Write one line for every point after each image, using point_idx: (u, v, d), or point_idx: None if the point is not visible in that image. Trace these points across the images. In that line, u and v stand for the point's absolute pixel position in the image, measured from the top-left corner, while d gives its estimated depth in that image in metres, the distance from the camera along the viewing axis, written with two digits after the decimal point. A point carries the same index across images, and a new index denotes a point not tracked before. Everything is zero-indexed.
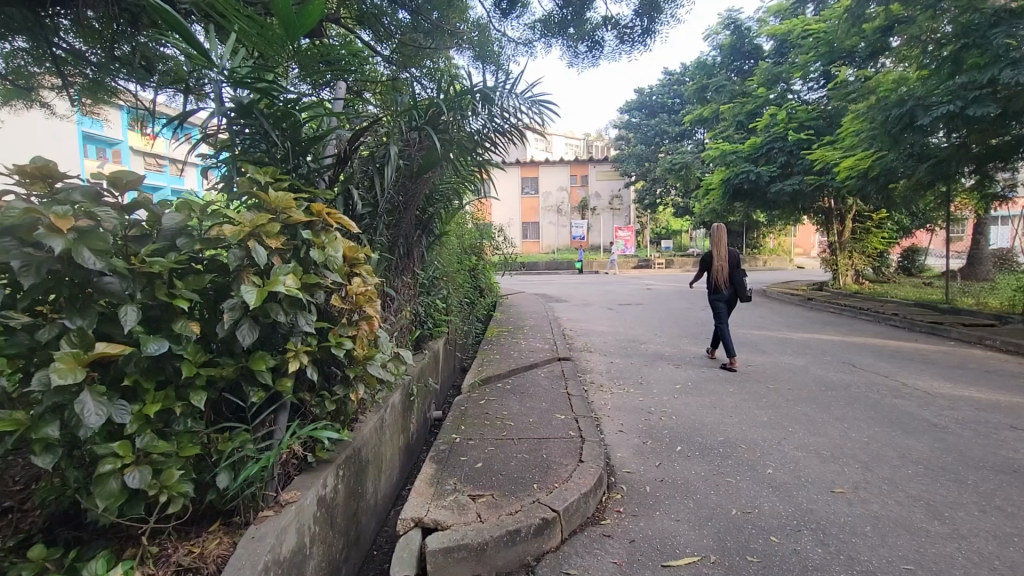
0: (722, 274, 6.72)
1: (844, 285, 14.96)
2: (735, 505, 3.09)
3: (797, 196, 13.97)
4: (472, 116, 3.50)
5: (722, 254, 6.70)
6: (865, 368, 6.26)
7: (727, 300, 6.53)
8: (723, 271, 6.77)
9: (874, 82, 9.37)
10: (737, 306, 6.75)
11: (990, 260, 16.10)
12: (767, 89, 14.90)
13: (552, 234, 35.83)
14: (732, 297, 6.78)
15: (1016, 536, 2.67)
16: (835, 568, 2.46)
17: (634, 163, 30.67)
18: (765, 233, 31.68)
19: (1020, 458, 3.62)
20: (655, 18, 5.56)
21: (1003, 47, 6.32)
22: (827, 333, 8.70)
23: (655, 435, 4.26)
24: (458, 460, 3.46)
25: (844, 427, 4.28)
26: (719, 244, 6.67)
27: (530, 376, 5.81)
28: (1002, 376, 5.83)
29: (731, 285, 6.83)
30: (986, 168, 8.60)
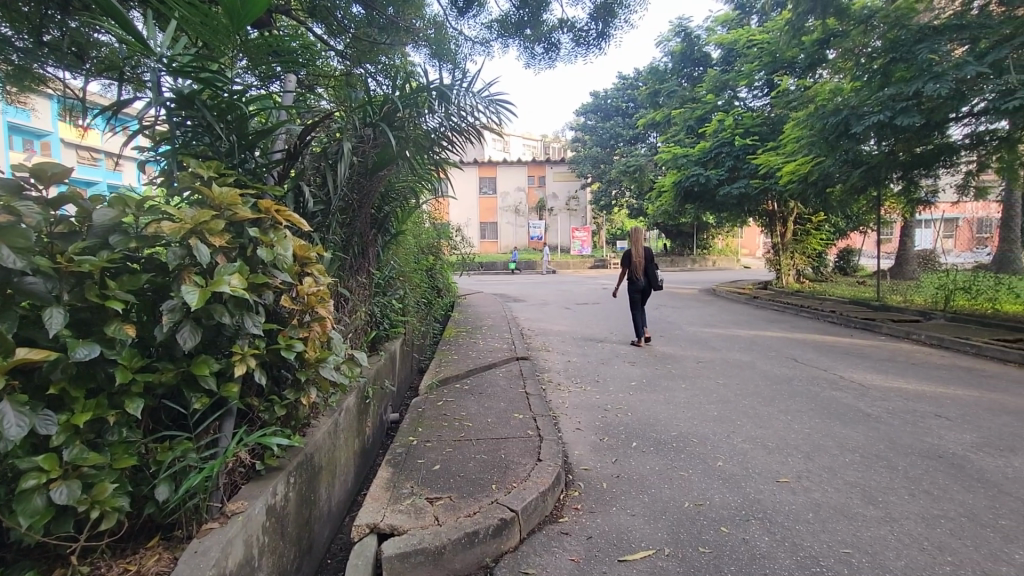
0: (638, 268, 7.66)
1: (786, 284, 15.70)
2: (688, 497, 3.19)
3: (743, 199, 14.57)
4: (428, 114, 3.45)
5: (639, 251, 7.54)
6: (806, 363, 6.60)
7: (642, 293, 7.52)
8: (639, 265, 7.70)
9: (813, 92, 9.90)
10: (650, 296, 7.77)
11: (915, 260, 17.36)
12: (715, 95, 15.50)
13: (510, 234, 35.92)
14: (646, 287, 7.77)
15: (941, 518, 2.88)
16: (781, 554, 2.58)
17: (590, 164, 31.18)
18: (714, 235, 32.86)
19: (943, 445, 3.91)
20: (610, 23, 5.65)
21: (927, 62, 6.80)
22: (772, 330, 9.12)
23: (611, 431, 4.35)
24: (414, 463, 3.40)
25: (788, 419, 4.50)
26: (637, 243, 7.53)
27: (487, 376, 5.80)
28: (928, 368, 6.27)
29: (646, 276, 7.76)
30: (912, 176, 9.23)
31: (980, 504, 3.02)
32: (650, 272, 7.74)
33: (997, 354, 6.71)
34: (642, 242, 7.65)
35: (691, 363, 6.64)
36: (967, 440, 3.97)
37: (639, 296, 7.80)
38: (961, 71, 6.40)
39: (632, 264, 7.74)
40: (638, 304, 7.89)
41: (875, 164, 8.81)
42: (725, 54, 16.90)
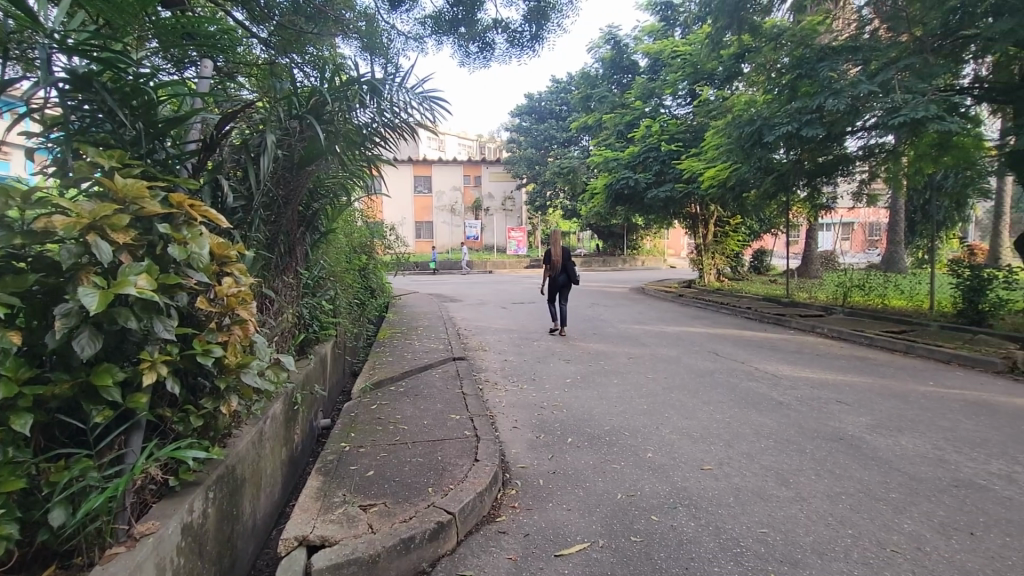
0: (558, 264, 8.40)
1: (708, 282, 16.64)
2: (621, 488, 3.30)
3: (669, 202, 15.30)
4: (360, 108, 3.34)
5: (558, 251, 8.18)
6: (726, 356, 7.04)
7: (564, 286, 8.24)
8: (558, 262, 8.46)
9: (731, 102, 10.58)
10: (570, 289, 8.52)
11: (818, 260, 18.99)
12: (643, 102, 16.19)
13: (445, 234, 35.56)
14: (566, 282, 8.53)
15: (843, 494, 3.17)
16: (706, 538, 2.73)
17: (525, 165, 31.51)
18: (642, 236, 34.25)
19: (844, 427, 4.30)
20: (543, 26, 5.74)
21: (828, 79, 7.46)
22: (696, 326, 9.64)
23: (547, 428, 4.42)
24: (347, 470, 3.28)
25: (710, 410, 4.78)
26: (555, 240, 8.28)
27: (423, 377, 5.71)
28: (830, 358, 6.89)
29: (566, 272, 8.48)
30: (816, 182, 10.08)
31: (874, 480, 3.36)
32: (568, 267, 8.53)
33: (886, 344, 7.49)
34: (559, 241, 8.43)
35: (623, 359, 6.88)
36: (863, 422, 4.40)
37: (560, 290, 8.53)
38: (856, 89, 7.05)
39: (552, 261, 8.48)
40: (560, 298, 8.61)
41: (784, 171, 9.53)
42: (652, 63, 17.62)
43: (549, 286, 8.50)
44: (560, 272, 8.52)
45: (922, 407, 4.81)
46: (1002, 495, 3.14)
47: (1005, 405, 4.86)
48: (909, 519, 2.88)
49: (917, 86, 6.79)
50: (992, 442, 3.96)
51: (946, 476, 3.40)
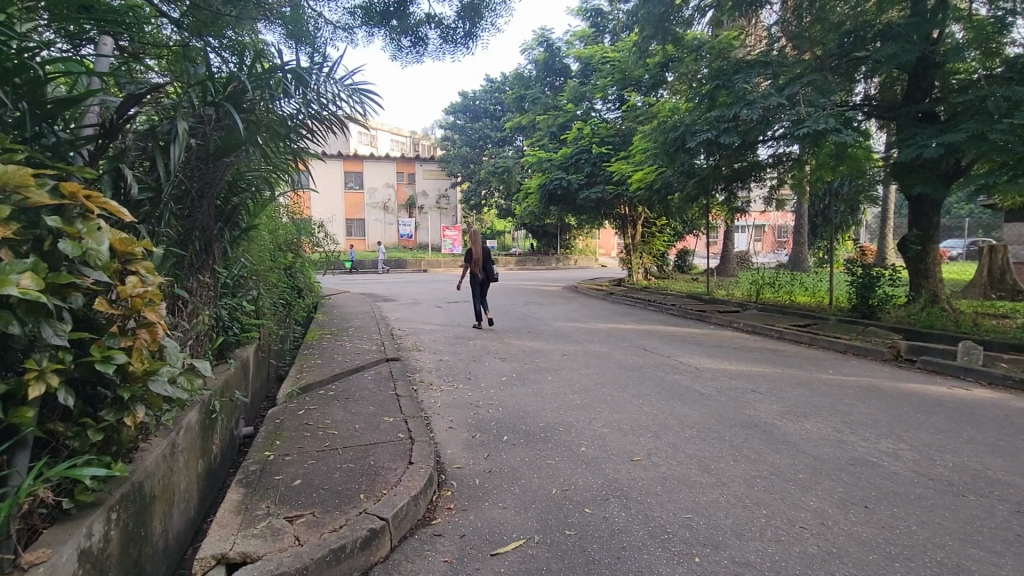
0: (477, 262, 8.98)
1: (636, 281, 17.29)
2: (555, 484, 3.36)
3: (600, 203, 15.76)
4: (284, 98, 3.18)
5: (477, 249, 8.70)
6: (653, 351, 7.36)
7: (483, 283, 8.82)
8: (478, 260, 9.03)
9: (657, 109, 11.08)
10: (489, 286, 9.13)
11: (734, 259, 20.35)
12: (575, 105, 16.63)
13: (377, 231, 34.56)
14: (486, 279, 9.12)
15: (758, 477, 3.41)
16: (636, 527, 2.84)
17: (460, 164, 31.30)
18: (575, 236, 35.08)
19: (757, 415, 4.64)
20: (477, 24, 5.72)
21: (743, 90, 7.99)
22: (625, 323, 10.01)
23: (482, 427, 4.41)
24: (272, 480, 3.11)
25: (639, 403, 4.98)
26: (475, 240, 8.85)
27: (355, 380, 5.52)
28: (746, 351, 7.40)
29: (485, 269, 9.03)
30: (732, 188, 10.78)
31: (784, 462, 3.64)
32: (488, 265, 9.14)
33: (793, 337, 8.15)
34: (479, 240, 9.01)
35: (556, 356, 7.00)
36: (774, 410, 4.76)
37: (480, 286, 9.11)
38: (767, 100, 7.59)
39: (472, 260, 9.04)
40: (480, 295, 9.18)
41: (704, 175, 10.07)
42: (582, 68, 18.04)
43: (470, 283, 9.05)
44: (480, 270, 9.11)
45: (824, 394, 5.28)
46: (889, 470, 3.51)
47: (890, 389, 5.44)
48: (814, 497, 3.15)
49: (819, 100, 7.44)
50: (880, 423, 4.41)
51: (844, 456, 3.75)
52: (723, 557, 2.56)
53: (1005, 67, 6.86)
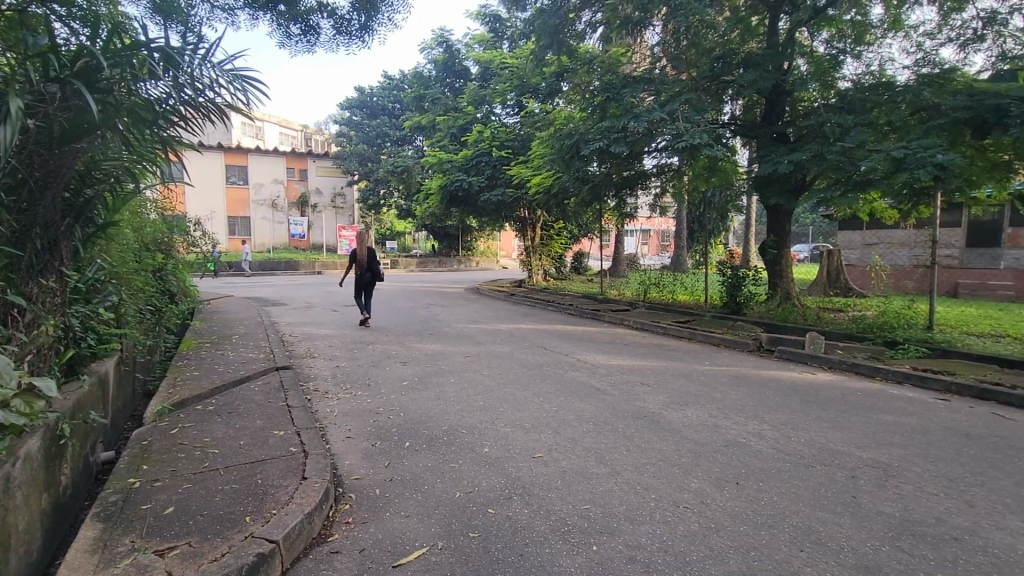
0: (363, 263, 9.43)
1: (536, 281, 17.77)
2: (458, 487, 3.35)
3: (501, 206, 15.95)
4: (149, 80, 2.85)
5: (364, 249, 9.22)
6: (553, 349, 7.63)
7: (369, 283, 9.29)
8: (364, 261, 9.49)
9: (554, 116, 11.55)
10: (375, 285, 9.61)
11: (625, 261, 21.75)
12: (475, 108, 16.85)
13: (265, 230, 32.04)
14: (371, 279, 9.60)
15: (648, 464, 3.67)
16: (538, 522, 2.92)
17: (356, 162, 30.07)
18: (476, 237, 35.24)
19: (647, 406, 4.99)
20: (373, 17, 5.54)
21: (630, 103, 8.58)
22: (526, 323, 10.26)
23: (383, 434, 4.27)
24: (138, 510, 2.76)
25: (539, 401, 5.13)
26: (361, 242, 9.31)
27: (240, 392, 5.06)
28: (636, 347, 7.93)
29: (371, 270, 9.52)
30: (623, 194, 11.50)
31: (670, 448, 3.96)
32: (374, 266, 9.63)
33: (676, 332, 8.89)
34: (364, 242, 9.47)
35: (459, 358, 6.99)
36: (661, 400, 5.16)
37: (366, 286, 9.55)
38: (651, 114, 8.21)
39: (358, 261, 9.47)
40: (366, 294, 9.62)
41: (597, 182, 10.62)
42: (482, 71, 18.18)
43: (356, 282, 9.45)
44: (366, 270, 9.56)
45: (702, 383, 5.82)
46: (755, 449, 3.96)
47: (755, 377, 6.14)
48: (695, 478, 3.46)
49: (695, 117, 8.18)
50: (748, 407, 4.97)
51: (719, 438, 4.17)
52: (618, 543, 2.72)
53: (838, 98, 8.09)
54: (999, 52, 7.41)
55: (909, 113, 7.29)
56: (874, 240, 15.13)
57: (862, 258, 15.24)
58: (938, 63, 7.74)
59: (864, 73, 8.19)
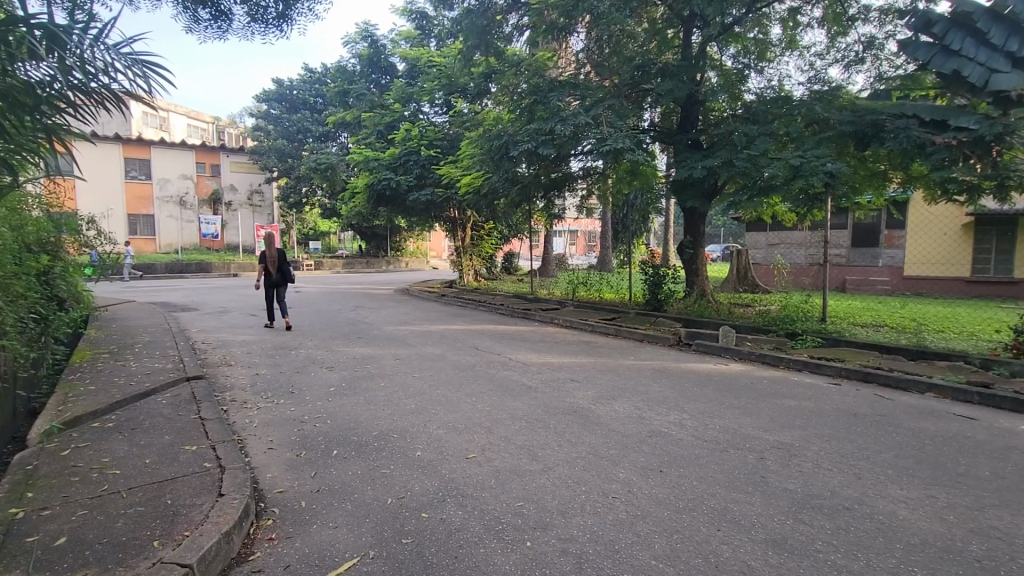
0: (273, 263, 9.35)
1: (467, 282, 17.71)
2: (390, 493, 3.28)
3: (430, 206, 15.70)
4: (30, 61, 2.56)
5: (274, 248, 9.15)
6: (484, 349, 7.65)
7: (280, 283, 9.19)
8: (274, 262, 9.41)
9: (483, 117, 11.62)
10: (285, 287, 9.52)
11: (554, 261, 22.24)
12: (402, 105, 16.54)
13: (171, 229, 29.51)
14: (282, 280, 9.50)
15: (579, 458, 3.78)
16: (472, 523, 2.92)
17: (275, 157, 28.47)
18: (405, 237, 34.53)
19: (577, 401, 5.14)
20: (291, 6, 5.27)
21: (556, 106, 8.80)
22: (457, 324, 10.21)
23: (309, 443, 4.08)
24: (21, 544, 2.46)
25: (472, 401, 5.13)
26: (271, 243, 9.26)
27: (145, 406, 4.64)
28: (566, 344, 8.14)
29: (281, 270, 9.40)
30: (551, 196, 11.72)
31: (599, 442, 4.10)
32: (284, 267, 9.55)
33: (603, 329, 9.22)
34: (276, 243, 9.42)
35: (389, 361, 6.82)
36: (589, 395, 5.33)
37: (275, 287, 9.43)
38: (576, 118, 8.45)
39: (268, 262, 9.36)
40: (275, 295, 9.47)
41: (526, 183, 10.77)
42: (409, 68, 17.84)
43: (265, 283, 9.32)
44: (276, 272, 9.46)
45: (628, 378, 6.09)
46: (677, 438, 4.20)
47: (675, 370, 6.50)
48: (623, 469, 3.61)
49: (617, 122, 8.51)
50: (669, 399, 5.25)
51: (644, 429, 4.38)
52: (551, 537, 2.79)
53: (744, 109, 8.76)
54: (876, 73, 8.32)
55: (804, 125, 8.04)
56: (776, 241, 16.52)
57: (767, 257, 16.60)
58: (828, 81, 8.57)
59: (766, 87, 8.91)
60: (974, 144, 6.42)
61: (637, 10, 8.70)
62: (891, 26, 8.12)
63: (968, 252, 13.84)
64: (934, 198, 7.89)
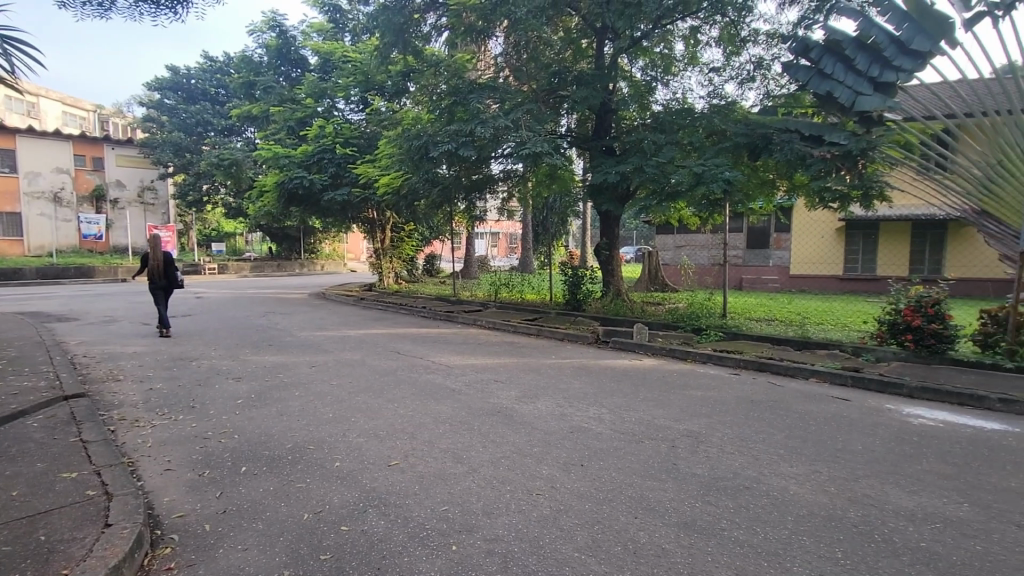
0: (158, 267, 8.68)
1: (387, 285, 17.21)
2: (306, 508, 3.11)
3: (346, 207, 15.07)
4: None
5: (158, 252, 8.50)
6: (406, 353, 7.49)
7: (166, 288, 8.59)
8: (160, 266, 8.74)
9: (401, 117, 11.45)
10: (172, 293, 8.92)
11: (476, 263, 22.26)
12: (314, 100, 15.79)
13: (43, 229, 25.83)
14: (167, 284, 8.88)
15: (503, 458, 3.82)
16: (395, 532, 2.85)
17: (170, 151, 26.03)
18: (320, 239, 32.95)
19: (500, 402, 5.18)
20: None
21: (476, 108, 8.82)
22: (377, 328, 9.91)
23: (213, 462, 3.77)
24: None
25: (393, 407, 5.01)
26: (156, 245, 8.57)
27: (9, 431, 4.05)
28: (488, 345, 8.18)
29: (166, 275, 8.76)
30: (472, 198, 11.69)
31: (523, 440, 4.17)
32: (170, 271, 8.89)
33: (525, 330, 9.38)
34: (162, 245, 8.78)
35: (304, 369, 6.48)
36: (513, 395, 5.40)
37: (159, 292, 8.79)
38: (496, 121, 8.51)
39: (152, 265, 8.69)
40: (160, 301, 8.80)
41: (447, 184, 10.67)
42: (321, 63, 17.04)
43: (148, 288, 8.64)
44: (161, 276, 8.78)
45: (550, 376, 6.24)
46: (596, 432, 4.37)
47: (594, 367, 6.76)
48: (546, 465, 3.70)
49: (536, 126, 8.69)
50: (589, 395, 5.45)
51: (565, 426, 4.51)
52: (476, 539, 2.79)
53: (652, 119, 9.30)
54: (765, 91, 9.16)
55: (705, 135, 8.69)
56: (683, 243, 17.71)
57: (675, 258, 17.74)
58: (725, 96, 9.32)
59: (672, 99, 9.53)
60: (844, 157, 7.30)
61: (553, 18, 8.94)
62: (776, 48, 8.95)
63: (841, 253, 15.64)
64: (813, 205, 8.86)
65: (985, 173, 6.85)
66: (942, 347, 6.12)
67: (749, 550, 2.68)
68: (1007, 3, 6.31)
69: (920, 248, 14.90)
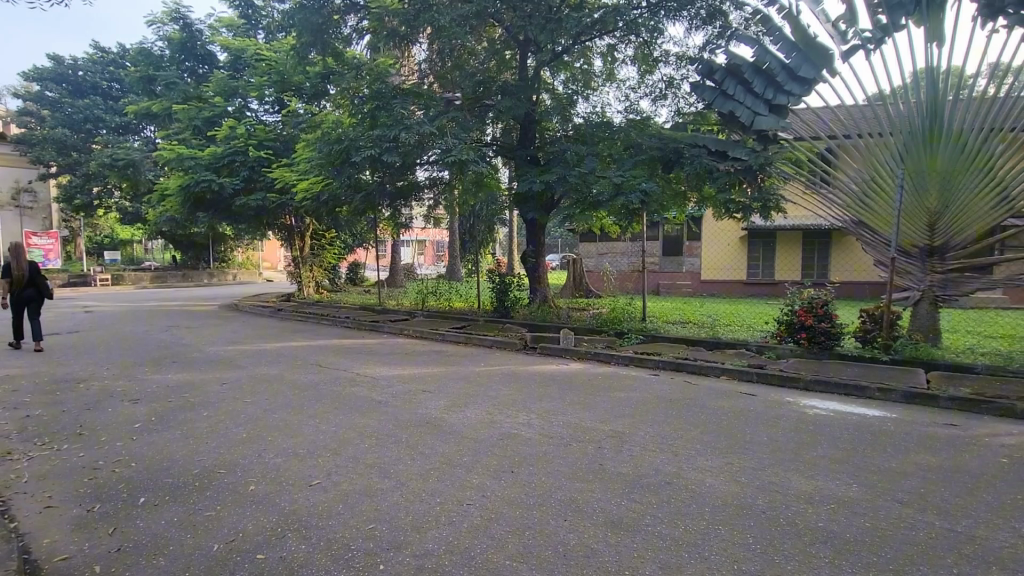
0: (23, 279, 7.76)
1: (308, 295, 16.30)
2: (215, 538, 2.88)
3: (261, 212, 14.18)
4: None
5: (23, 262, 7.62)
6: (328, 366, 7.16)
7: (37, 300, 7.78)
8: (25, 277, 7.81)
9: (320, 119, 11.05)
10: (43, 304, 8.06)
11: (402, 271, 21.78)
12: (224, 99, 14.79)
13: None
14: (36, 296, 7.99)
15: (432, 469, 3.76)
16: (318, 556, 2.71)
17: (53, 149, 23.28)
18: (231, 246, 30.83)
19: (428, 412, 5.09)
20: None
21: (400, 114, 8.66)
22: (297, 340, 9.40)
23: (104, 494, 3.39)
24: None
25: (315, 423, 4.76)
26: (18, 254, 7.63)
27: None
28: (415, 355, 8.02)
29: (34, 286, 7.88)
30: (397, 205, 11.41)
31: (452, 450, 4.13)
32: (37, 281, 7.98)
33: (453, 338, 9.31)
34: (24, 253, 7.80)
35: (213, 387, 6.00)
36: (441, 405, 5.33)
37: (27, 305, 7.90)
38: (420, 127, 8.38)
39: (14, 276, 7.72)
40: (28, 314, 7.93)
41: (370, 190, 10.37)
42: (231, 60, 15.92)
43: (13, 302, 7.73)
44: (26, 287, 7.86)
45: (478, 384, 6.22)
46: (525, 438, 4.41)
47: (523, 373, 6.84)
48: (475, 474, 3.68)
49: (461, 134, 8.68)
50: (517, 401, 5.50)
51: (495, 433, 4.52)
52: (405, 555, 2.72)
53: (574, 130, 9.63)
54: (676, 108, 9.74)
55: (623, 148, 9.01)
56: (605, 251, 18.45)
57: (597, 265, 18.43)
58: (640, 112, 9.85)
59: (592, 112, 9.93)
60: (745, 172, 7.95)
61: (477, 28, 9.02)
62: (685, 69, 9.60)
63: (744, 259, 16.97)
64: (720, 215, 9.57)
65: (861, 188, 7.72)
66: (831, 343, 6.83)
67: (671, 543, 2.82)
68: (877, 38, 7.20)
69: (810, 255, 16.56)
